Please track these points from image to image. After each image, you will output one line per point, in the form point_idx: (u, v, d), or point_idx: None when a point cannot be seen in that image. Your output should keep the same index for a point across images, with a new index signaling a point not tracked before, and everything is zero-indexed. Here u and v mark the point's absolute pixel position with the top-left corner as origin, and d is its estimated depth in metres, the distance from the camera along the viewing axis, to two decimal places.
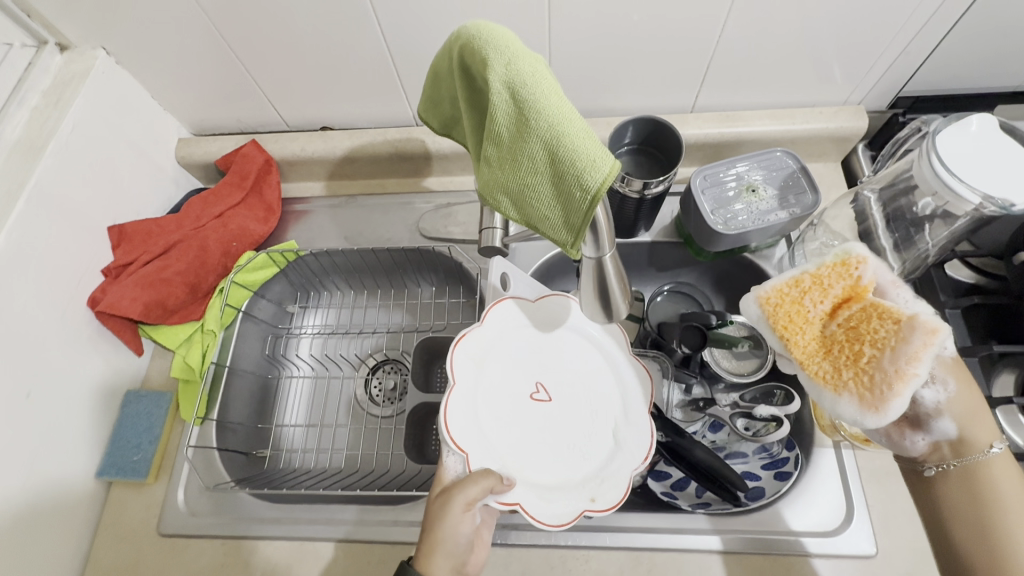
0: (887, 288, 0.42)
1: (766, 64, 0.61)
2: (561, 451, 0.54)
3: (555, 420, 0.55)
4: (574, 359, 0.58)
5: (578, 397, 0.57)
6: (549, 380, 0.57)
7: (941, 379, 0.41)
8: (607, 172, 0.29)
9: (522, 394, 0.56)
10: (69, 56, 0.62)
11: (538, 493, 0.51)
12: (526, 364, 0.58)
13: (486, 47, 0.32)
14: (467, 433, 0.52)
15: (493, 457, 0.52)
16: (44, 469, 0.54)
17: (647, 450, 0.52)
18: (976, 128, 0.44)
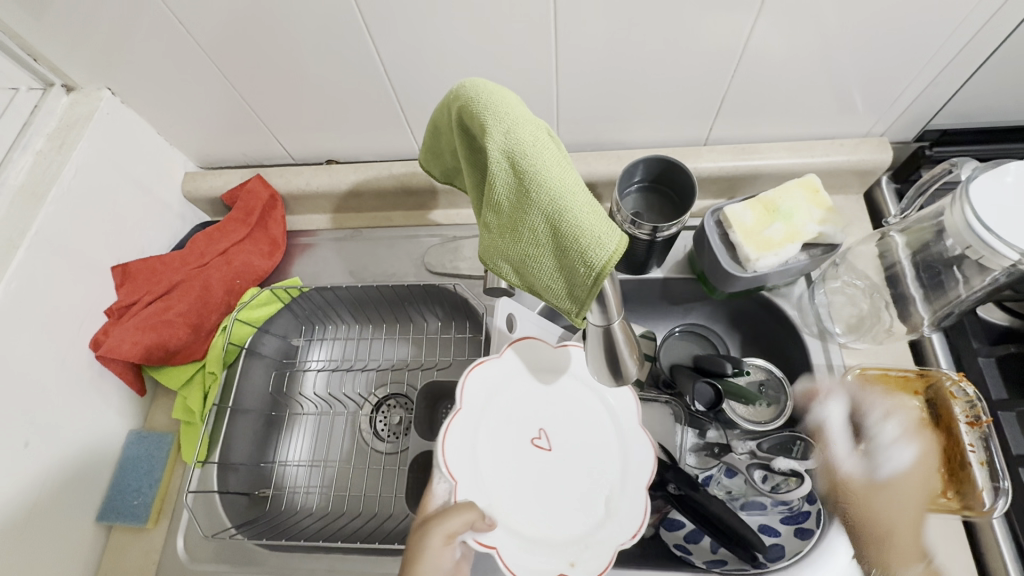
0: None
1: (782, 97, 0.59)
2: (552, 505, 0.50)
3: (550, 472, 0.52)
4: (581, 410, 0.54)
5: (581, 452, 0.53)
6: (554, 429, 0.54)
7: None
8: (614, 249, 0.27)
9: (523, 435, 0.53)
10: (76, 96, 0.62)
11: (518, 542, 0.48)
12: (533, 406, 0.54)
13: (485, 113, 0.30)
14: (458, 460, 0.50)
15: (480, 492, 0.49)
16: (44, 517, 0.54)
17: (639, 523, 0.48)
18: (1015, 177, 0.40)
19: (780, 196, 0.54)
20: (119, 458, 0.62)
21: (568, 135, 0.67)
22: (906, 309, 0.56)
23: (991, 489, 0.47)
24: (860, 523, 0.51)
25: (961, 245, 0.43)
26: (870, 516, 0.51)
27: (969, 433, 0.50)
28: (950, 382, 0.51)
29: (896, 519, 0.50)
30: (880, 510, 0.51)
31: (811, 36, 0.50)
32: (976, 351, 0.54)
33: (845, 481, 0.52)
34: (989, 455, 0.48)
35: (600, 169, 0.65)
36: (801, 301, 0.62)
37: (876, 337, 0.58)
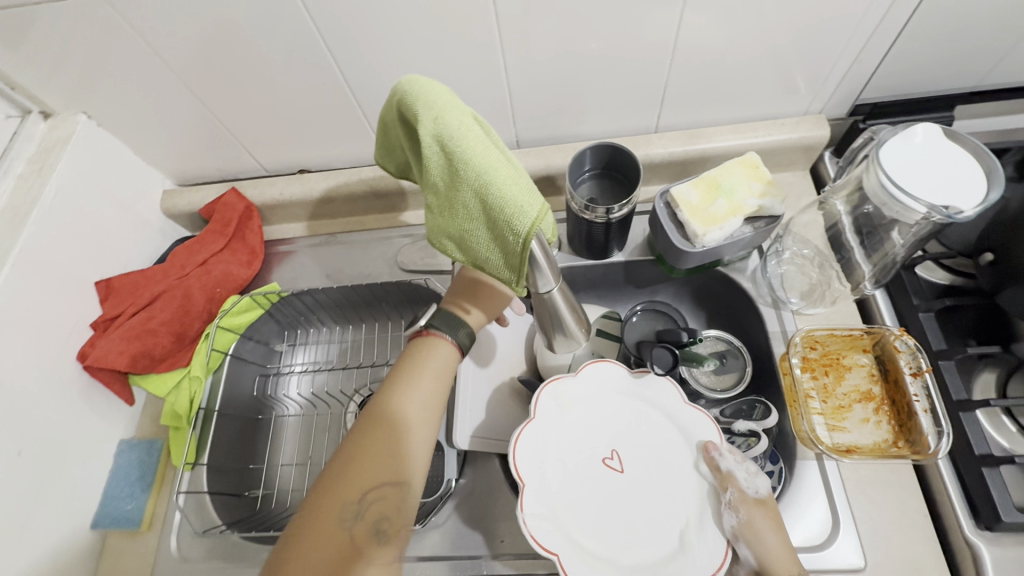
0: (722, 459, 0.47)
1: (720, 82, 0.62)
2: (623, 529, 0.45)
3: (624, 496, 0.47)
4: (659, 436, 0.50)
5: (658, 481, 0.48)
6: (632, 452, 0.49)
7: (735, 506, 0.46)
8: (535, 217, 0.30)
9: (594, 452, 0.49)
10: (52, 122, 0.65)
11: (581, 555, 0.44)
12: (606, 423, 0.51)
13: (417, 104, 0.34)
14: (528, 466, 0.48)
15: (545, 502, 0.46)
16: (38, 525, 0.56)
17: (718, 562, 0.44)
18: (921, 138, 0.46)
19: (721, 174, 0.58)
20: (111, 466, 0.64)
21: (526, 131, 0.71)
22: (850, 268, 0.61)
23: (935, 433, 0.49)
24: (748, 529, 0.45)
25: (881, 205, 0.47)
26: (751, 520, 0.45)
27: (913, 384, 0.53)
28: (893, 337, 0.54)
29: (773, 522, 0.46)
30: (756, 516, 0.46)
31: (736, 22, 0.54)
32: (915, 308, 0.56)
33: (742, 488, 0.46)
34: (931, 403, 0.51)
35: (558, 162, 0.68)
36: (755, 274, 0.65)
37: (827, 301, 0.61)
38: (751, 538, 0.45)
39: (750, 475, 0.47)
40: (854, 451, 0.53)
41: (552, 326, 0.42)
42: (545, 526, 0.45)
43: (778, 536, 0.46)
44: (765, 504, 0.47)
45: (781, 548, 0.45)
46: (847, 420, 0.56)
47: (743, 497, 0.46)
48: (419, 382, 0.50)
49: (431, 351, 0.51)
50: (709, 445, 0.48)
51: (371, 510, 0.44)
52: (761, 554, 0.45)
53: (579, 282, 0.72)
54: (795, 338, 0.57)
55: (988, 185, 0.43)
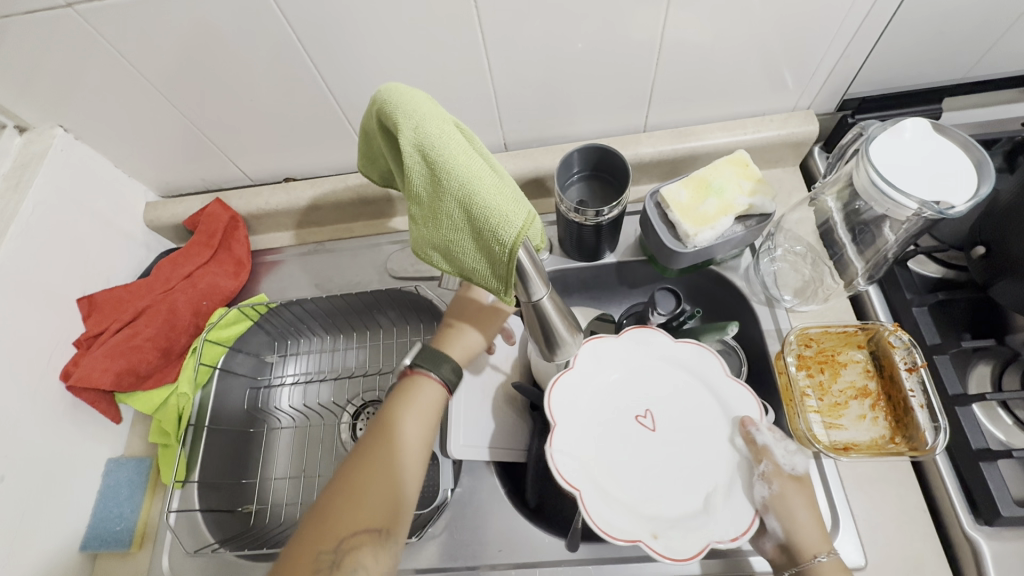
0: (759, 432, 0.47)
1: (708, 80, 0.62)
2: (647, 478, 0.47)
3: (653, 453, 0.48)
4: (696, 404, 0.50)
5: (689, 444, 0.48)
6: (665, 413, 0.50)
7: (768, 479, 0.45)
8: (520, 226, 0.30)
9: (627, 408, 0.50)
10: (28, 137, 0.63)
11: (604, 496, 0.46)
12: (643, 383, 0.52)
13: (397, 113, 0.33)
14: (562, 411, 0.50)
15: (575, 445, 0.48)
16: (24, 550, 0.54)
17: (743, 527, 0.44)
18: (910, 133, 0.46)
19: (710, 173, 0.57)
20: (100, 486, 0.63)
21: (514, 134, 0.70)
22: (843, 265, 0.59)
23: (932, 429, 0.49)
24: (779, 502, 0.45)
25: (872, 202, 0.47)
26: (784, 495, 0.45)
27: (909, 379, 0.52)
28: (887, 333, 0.54)
29: (806, 500, 0.46)
30: (790, 490, 0.46)
31: (721, 20, 0.53)
32: (909, 302, 0.56)
33: (777, 462, 0.46)
34: (927, 398, 0.50)
35: (547, 164, 0.68)
36: (747, 273, 0.65)
37: (820, 298, 0.61)
38: (781, 512, 0.45)
39: (789, 453, 0.47)
40: (852, 449, 0.52)
41: (546, 336, 0.41)
42: (571, 467, 0.47)
43: (810, 514, 0.45)
44: (801, 482, 0.47)
45: (812, 526, 0.45)
46: (844, 417, 0.56)
47: (777, 471, 0.46)
48: (404, 423, 0.49)
49: (417, 390, 0.51)
50: (747, 419, 0.48)
51: (347, 559, 0.43)
52: (789, 530, 0.45)
53: (572, 285, 0.71)
54: (790, 336, 0.56)
55: (979, 179, 0.43)
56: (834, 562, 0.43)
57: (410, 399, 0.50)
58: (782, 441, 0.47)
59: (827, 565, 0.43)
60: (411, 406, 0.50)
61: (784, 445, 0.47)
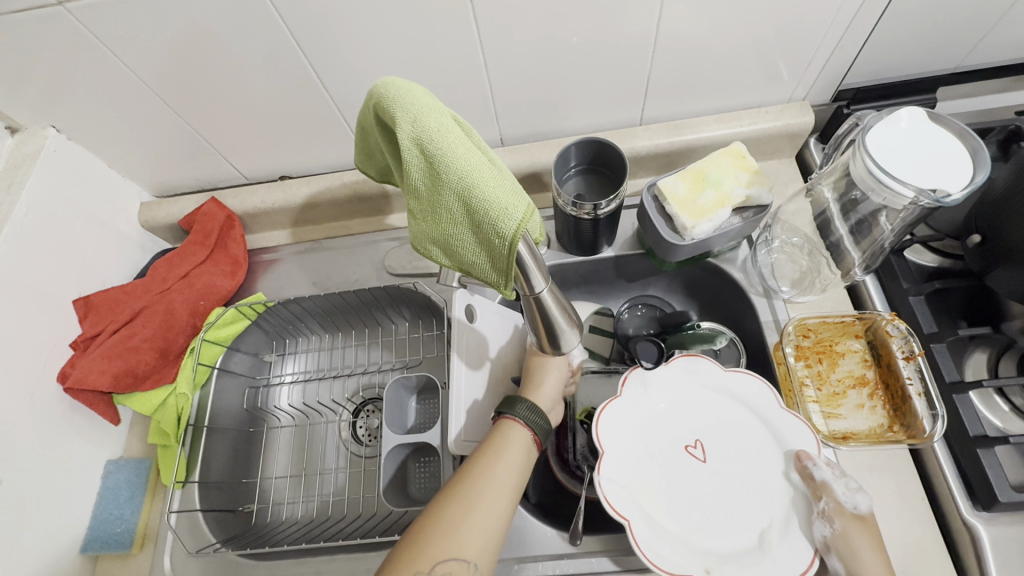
0: (822, 469, 0.46)
1: (704, 72, 0.62)
2: (697, 509, 0.47)
3: (704, 485, 0.49)
4: (750, 436, 0.51)
5: (742, 477, 0.49)
6: (715, 444, 0.51)
7: (829, 516, 0.44)
8: (520, 218, 0.30)
9: (678, 438, 0.51)
10: (20, 137, 0.63)
11: (652, 527, 0.46)
12: (692, 413, 0.53)
13: (394, 107, 0.33)
14: (610, 439, 0.51)
15: (623, 473, 0.49)
16: (24, 554, 0.54)
17: (801, 567, 0.43)
18: (907, 123, 0.46)
19: (707, 165, 0.57)
20: (99, 488, 0.62)
21: (510, 129, 0.70)
22: (839, 254, 0.60)
23: (929, 417, 0.49)
24: (842, 542, 0.43)
25: (869, 191, 0.47)
26: (847, 535, 0.43)
27: (906, 367, 0.53)
28: (885, 322, 0.54)
29: (875, 541, 0.43)
30: (853, 531, 0.43)
31: (715, 13, 0.54)
32: (906, 292, 0.56)
33: (838, 499, 0.44)
34: (925, 386, 0.51)
35: (543, 159, 0.68)
36: (745, 265, 0.65)
37: (817, 288, 0.61)
38: (846, 553, 0.42)
39: (851, 490, 0.44)
40: (851, 438, 0.53)
41: (546, 331, 0.41)
42: (621, 497, 0.48)
43: (879, 557, 0.42)
44: (866, 522, 0.44)
45: (882, 570, 0.41)
46: (842, 406, 0.56)
47: (839, 509, 0.44)
48: (502, 461, 0.47)
49: (512, 433, 0.49)
50: (803, 453, 0.48)
51: None
52: (856, 573, 0.41)
53: (570, 279, 0.71)
54: (788, 327, 0.57)
55: (974, 167, 0.43)
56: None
57: (505, 440, 0.48)
58: (847, 481, 0.45)
59: None
60: (507, 448, 0.48)
61: (849, 483, 0.45)
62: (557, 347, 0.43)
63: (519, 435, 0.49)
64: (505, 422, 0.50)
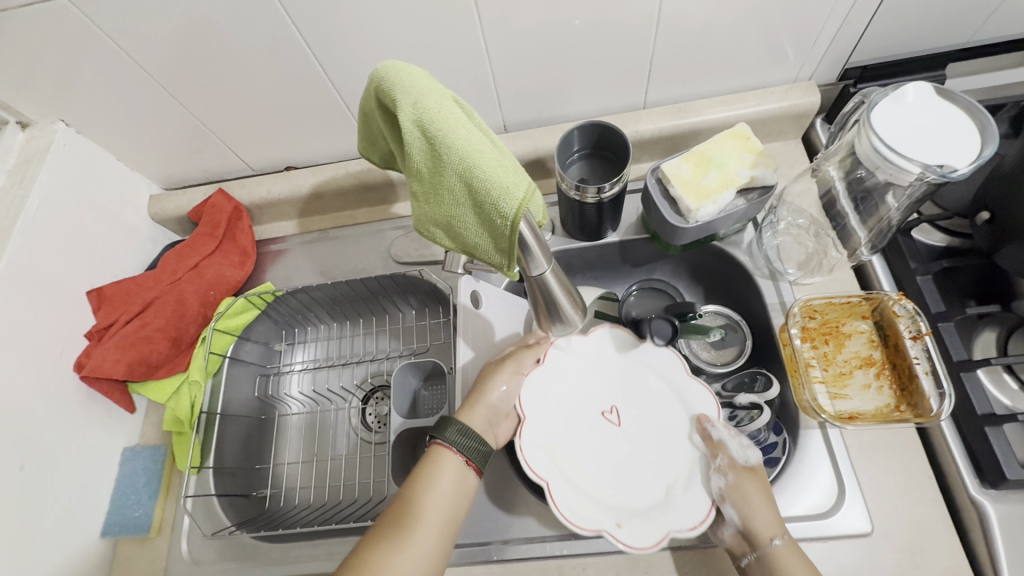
0: (717, 428, 0.50)
1: (708, 53, 0.61)
2: (611, 470, 0.51)
3: (617, 447, 0.53)
4: (660, 401, 0.55)
5: (651, 439, 0.53)
6: (628, 410, 0.55)
7: (723, 469, 0.48)
8: (521, 197, 0.30)
9: (595, 405, 0.55)
10: (31, 132, 0.64)
11: (567, 486, 0.50)
12: (610, 382, 0.56)
13: (394, 90, 0.33)
14: (533, 405, 0.54)
15: (543, 438, 0.53)
16: (46, 537, 0.56)
17: (701, 517, 0.47)
18: (913, 98, 0.45)
19: (711, 148, 0.57)
20: (117, 475, 0.64)
21: (513, 115, 0.70)
22: (846, 235, 0.59)
23: (937, 396, 0.49)
24: (736, 493, 0.47)
25: (875, 169, 0.47)
26: (739, 484, 0.47)
27: (913, 347, 0.52)
28: (892, 302, 0.54)
29: (764, 490, 0.47)
30: (746, 481, 0.47)
31: None
32: (913, 272, 0.56)
33: (731, 455, 0.48)
34: (932, 364, 0.50)
35: (546, 144, 0.68)
36: (751, 248, 0.65)
37: (824, 270, 0.61)
38: (738, 501, 0.46)
39: (743, 447, 0.48)
40: (858, 417, 0.53)
41: (552, 313, 0.41)
42: (543, 461, 0.51)
43: (767, 504, 0.46)
44: (757, 473, 0.48)
45: (770, 518, 0.45)
46: (849, 387, 0.56)
47: (732, 464, 0.48)
48: (432, 497, 0.46)
49: (442, 460, 0.48)
50: (702, 417, 0.52)
51: None
52: (746, 517, 0.46)
53: (575, 265, 0.71)
54: (794, 308, 0.56)
55: (983, 141, 0.42)
56: (788, 546, 0.44)
57: (434, 472, 0.47)
58: (737, 435, 0.49)
59: (783, 548, 0.44)
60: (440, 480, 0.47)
61: (743, 440, 0.49)
62: (563, 329, 0.44)
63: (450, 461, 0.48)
64: (436, 448, 0.49)
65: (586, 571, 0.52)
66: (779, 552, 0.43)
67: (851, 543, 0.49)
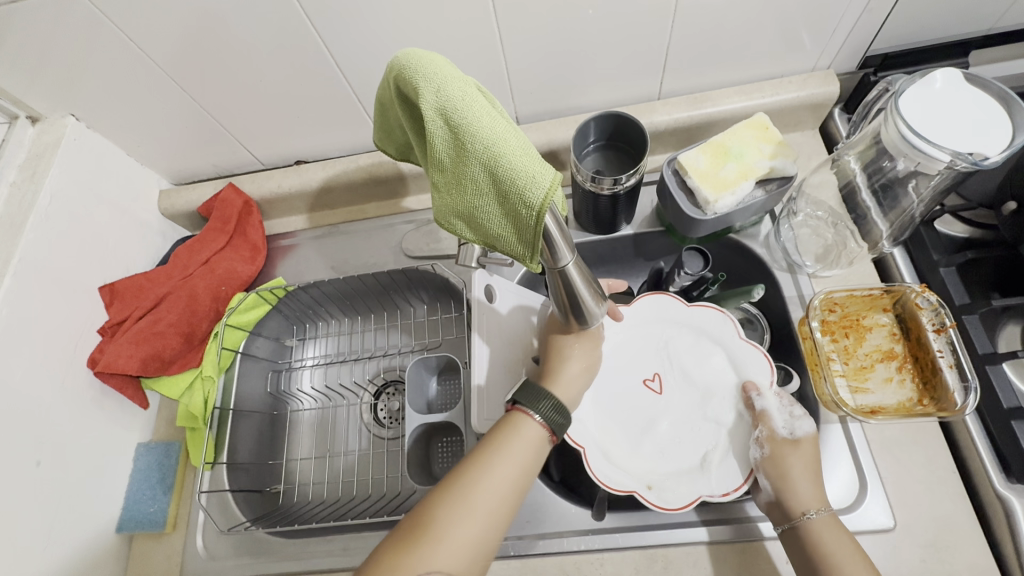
0: (761, 400, 0.52)
1: (726, 41, 0.60)
2: (650, 436, 0.54)
3: (657, 414, 0.55)
4: (702, 370, 0.57)
5: (693, 405, 0.55)
6: (670, 378, 0.57)
7: (762, 442, 0.50)
8: (549, 186, 0.29)
9: (638, 373, 0.58)
10: (41, 127, 0.63)
11: (605, 456, 0.53)
12: (653, 352, 0.59)
13: (416, 77, 0.32)
14: None
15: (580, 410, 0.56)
16: (63, 532, 0.56)
17: (735, 484, 0.50)
18: (941, 85, 0.44)
19: (729, 138, 0.56)
20: (132, 470, 0.64)
21: (525, 106, 0.69)
22: (866, 227, 0.58)
23: (961, 389, 0.48)
24: (769, 463, 0.48)
25: (902, 157, 0.46)
26: (778, 456, 0.48)
27: (936, 340, 0.52)
28: (914, 294, 0.53)
29: (807, 464, 0.48)
30: (789, 453, 0.48)
31: None
32: (936, 263, 0.56)
33: (774, 427, 0.50)
34: (957, 357, 0.49)
35: (559, 136, 0.67)
36: (768, 240, 0.64)
37: (843, 262, 0.60)
38: (773, 472, 0.48)
39: (790, 419, 0.50)
40: (879, 411, 0.52)
41: (572, 307, 0.40)
42: (580, 427, 0.54)
43: (809, 476, 0.47)
44: (802, 447, 0.48)
45: (810, 489, 0.46)
46: (870, 380, 0.55)
47: (772, 436, 0.49)
48: (496, 467, 0.43)
49: (523, 426, 0.46)
50: (748, 386, 0.53)
51: None
52: (781, 488, 0.47)
53: (588, 258, 0.71)
54: (814, 301, 0.55)
55: (1014, 130, 0.41)
56: (823, 519, 0.44)
57: (507, 440, 0.45)
58: (785, 407, 0.51)
59: (817, 521, 0.44)
60: (514, 445, 0.45)
61: (794, 413, 0.50)
62: (585, 322, 0.42)
63: (531, 430, 0.46)
64: (517, 414, 0.47)
65: (604, 565, 0.51)
66: (812, 524, 0.44)
67: (874, 539, 0.48)
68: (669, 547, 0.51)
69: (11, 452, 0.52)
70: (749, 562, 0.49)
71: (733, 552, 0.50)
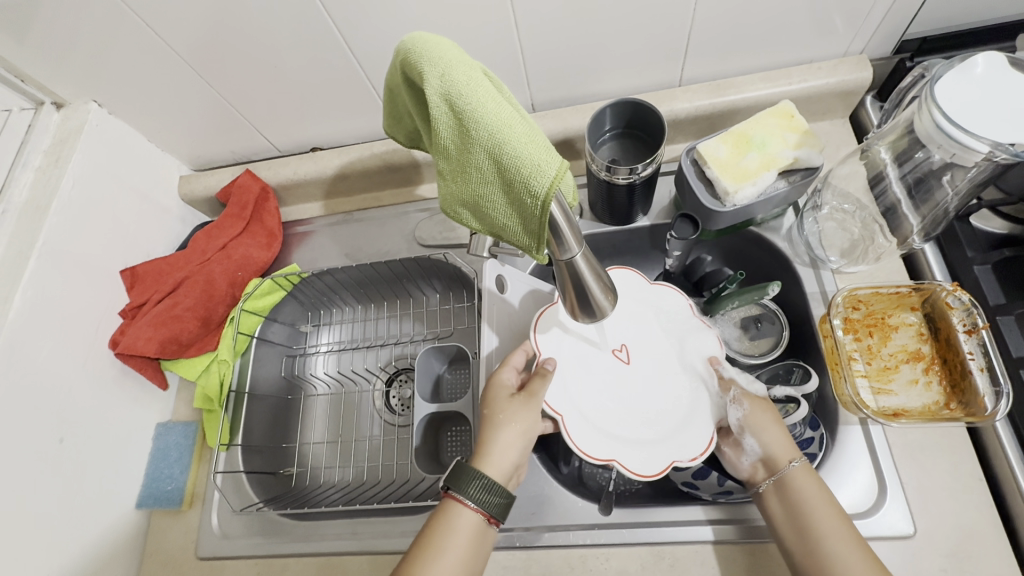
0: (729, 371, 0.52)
1: (753, 25, 0.57)
2: (621, 409, 0.54)
3: (628, 384, 0.55)
4: (674, 343, 0.57)
5: (662, 372, 0.56)
6: (637, 350, 0.57)
7: (740, 400, 0.50)
8: (554, 175, 0.28)
9: (607, 343, 0.57)
10: (66, 113, 0.64)
11: (587, 423, 0.52)
12: (624, 324, 0.58)
13: (421, 61, 0.31)
14: (548, 342, 0.55)
15: (559, 378, 0.54)
16: (85, 508, 0.58)
17: (702, 448, 0.50)
18: (982, 70, 0.41)
19: (752, 127, 0.55)
20: (151, 448, 0.66)
21: (542, 94, 0.68)
22: (896, 222, 0.55)
23: (992, 394, 0.46)
24: (748, 418, 0.49)
25: (937, 149, 0.43)
26: (755, 413, 0.49)
27: (967, 342, 0.49)
28: (945, 293, 0.50)
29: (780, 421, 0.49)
30: (758, 409, 0.49)
31: None
32: (970, 261, 0.54)
33: (743, 386, 0.51)
34: (988, 360, 0.47)
35: (575, 125, 0.65)
36: (790, 233, 0.62)
37: (870, 258, 0.57)
38: (753, 426, 0.49)
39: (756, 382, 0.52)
40: (903, 415, 0.50)
41: (582, 300, 0.37)
42: (558, 393, 0.53)
43: (778, 429, 0.48)
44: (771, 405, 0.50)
45: (782, 442, 0.47)
46: (893, 382, 0.53)
47: (746, 393, 0.51)
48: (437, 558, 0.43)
49: (455, 519, 0.45)
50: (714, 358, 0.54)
51: None
52: (762, 442, 0.48)
53: (604, 249, 0.69)
54: (837, 298, 0.53)
55: None
56: (806, 466, 0.45)
57: (447, 527, 0.44)
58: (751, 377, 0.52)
59: (800, 469, 0.45)
60: (445, 543, 0.43)
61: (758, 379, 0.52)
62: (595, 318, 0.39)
63: (464, 522, 0.44)
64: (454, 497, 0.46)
65: (610, 561, 0.51)
66: (794, 472, 0.45)
67: (890, 546, 0.47)
68: (677, 545, 0.50)
69: (35, 429, 0.54)
70: (757, 563, 0.48)
71: (739, 552, 0.49)
